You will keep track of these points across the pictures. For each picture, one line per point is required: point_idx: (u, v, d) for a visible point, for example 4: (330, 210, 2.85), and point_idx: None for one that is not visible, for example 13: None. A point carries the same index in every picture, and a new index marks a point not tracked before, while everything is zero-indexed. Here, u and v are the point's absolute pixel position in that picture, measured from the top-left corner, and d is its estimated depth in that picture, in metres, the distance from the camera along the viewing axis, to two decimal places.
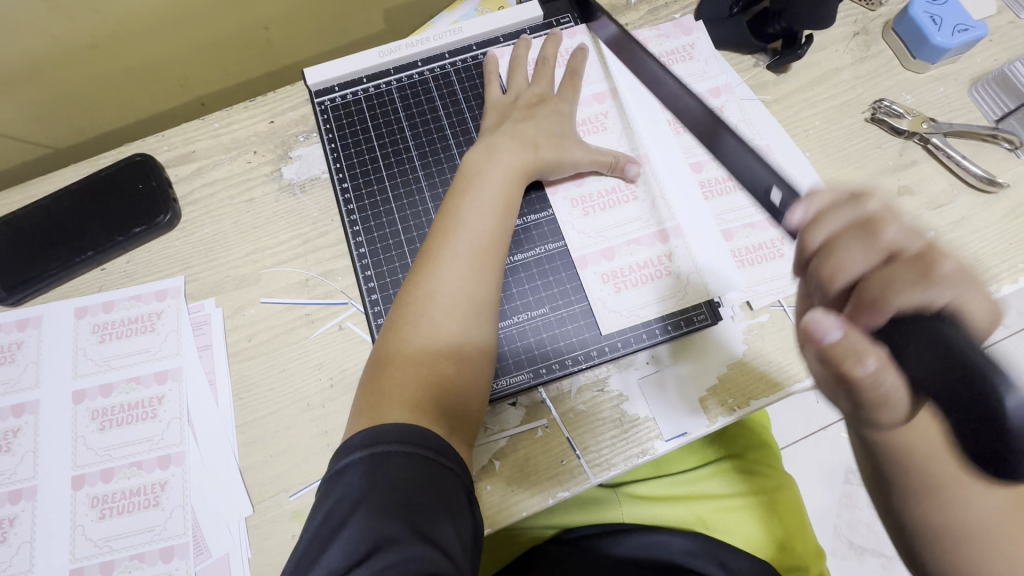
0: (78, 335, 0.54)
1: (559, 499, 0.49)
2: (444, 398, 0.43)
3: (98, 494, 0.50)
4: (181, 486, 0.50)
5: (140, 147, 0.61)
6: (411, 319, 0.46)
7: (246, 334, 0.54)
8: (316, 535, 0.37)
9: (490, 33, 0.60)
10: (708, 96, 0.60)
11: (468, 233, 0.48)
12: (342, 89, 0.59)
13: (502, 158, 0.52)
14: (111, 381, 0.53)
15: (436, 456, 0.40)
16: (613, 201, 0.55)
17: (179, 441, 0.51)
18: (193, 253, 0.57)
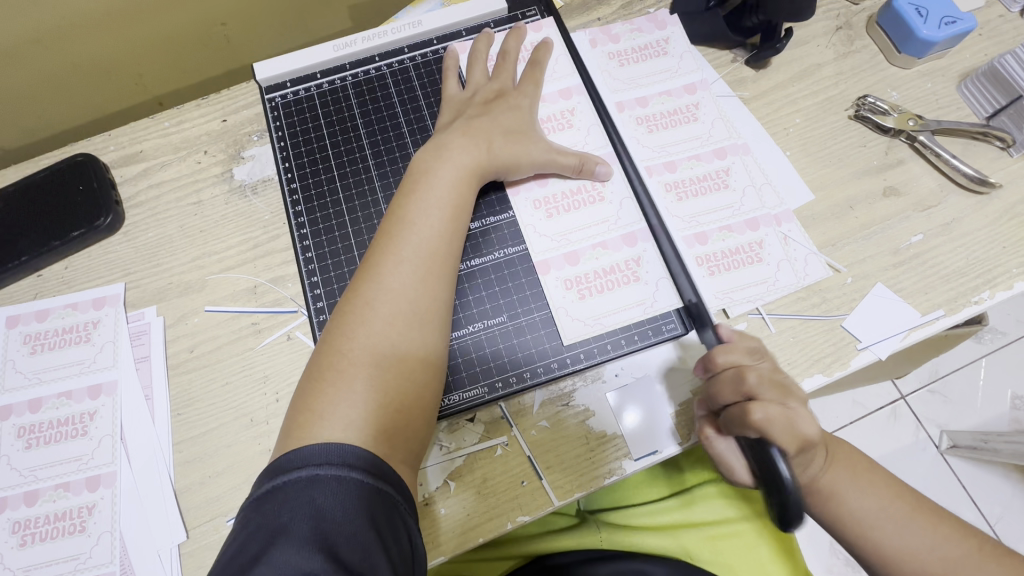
0: (9, 345, 0.51)
1: (519, 524, 0.45)
2: (383, 413, 0.40)
3: (19, 519, 0.46)
4: (109, 510, 0.46)
5: (85, 147, 0.58)
6: (349, 327, 0.42)
7: (188, 345, 0.51)
8: (228, 563, 0.33)
9: (452, 27, 0.57)
10: (684, 91, 0.57)
11: (415, 233, 0.45)
12: (294, 85, 0.56)
13: (457, 155, 0.49)
14: (41, 396, 0.49)
15: (376, 480, 0.37)
16: (579, 202, 0.52)
17: (110, 461, 0.47)
18: (136, 258, 0.54)
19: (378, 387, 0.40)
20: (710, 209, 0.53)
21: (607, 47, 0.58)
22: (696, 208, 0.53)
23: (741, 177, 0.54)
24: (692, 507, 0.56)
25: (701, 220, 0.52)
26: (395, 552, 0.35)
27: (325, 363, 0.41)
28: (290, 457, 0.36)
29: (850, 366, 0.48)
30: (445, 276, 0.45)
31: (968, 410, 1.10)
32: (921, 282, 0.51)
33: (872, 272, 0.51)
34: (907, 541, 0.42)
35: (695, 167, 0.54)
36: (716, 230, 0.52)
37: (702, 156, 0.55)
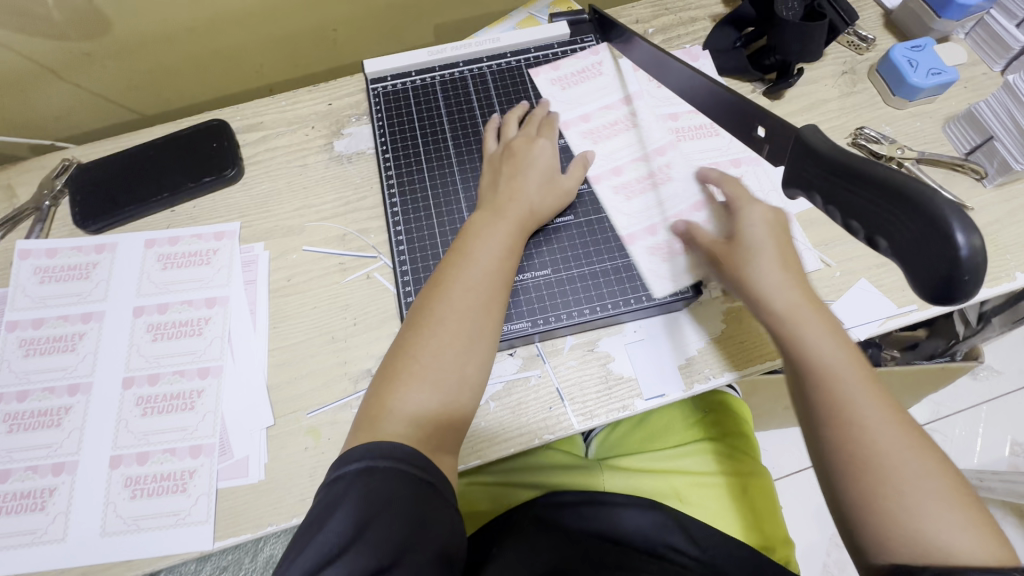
0: (146, 261, 0.63)
1: (544, 441, 0.55)
2: (442, 415, 0.47)
3: (144, 395, 0.57)
4: (215, 395, 0.57)
5: (217, 115, 0.72)
6: (415, 348, 0.48)
7: (287, 275, 0.63)
8: (303, 533, 0.40)
9: (524, 45, 0.69)
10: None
11: (473, 274, 0.51)
12: (392, 80, 0.68)
13: (516, 208, 0.56)
14: (168, 302, 0.61)
15: (416, 471, 0.42)
16: (653, 184, 0.62)
17: (219, 356, 0.59)
18: (251, 205, 0.67)
19: (439, 393, 0.47)
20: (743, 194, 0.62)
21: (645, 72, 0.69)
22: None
23: (757, 183, 0.63)
24: (682, 459, 0.68)
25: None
26: (435, 531, 0.41)
27: (390, 378, 0.47)
28: (362, 447, 0.43)
29: None
30: (500, 306, 0.52)
31: (966, 449, 1.15)
32: (899, 281, 0.60)
33: (857, 269, 0.60)
34: (884, 427, 0.44)
35: (717, 173, 0.63)
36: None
37: (724, 164, 0.64)
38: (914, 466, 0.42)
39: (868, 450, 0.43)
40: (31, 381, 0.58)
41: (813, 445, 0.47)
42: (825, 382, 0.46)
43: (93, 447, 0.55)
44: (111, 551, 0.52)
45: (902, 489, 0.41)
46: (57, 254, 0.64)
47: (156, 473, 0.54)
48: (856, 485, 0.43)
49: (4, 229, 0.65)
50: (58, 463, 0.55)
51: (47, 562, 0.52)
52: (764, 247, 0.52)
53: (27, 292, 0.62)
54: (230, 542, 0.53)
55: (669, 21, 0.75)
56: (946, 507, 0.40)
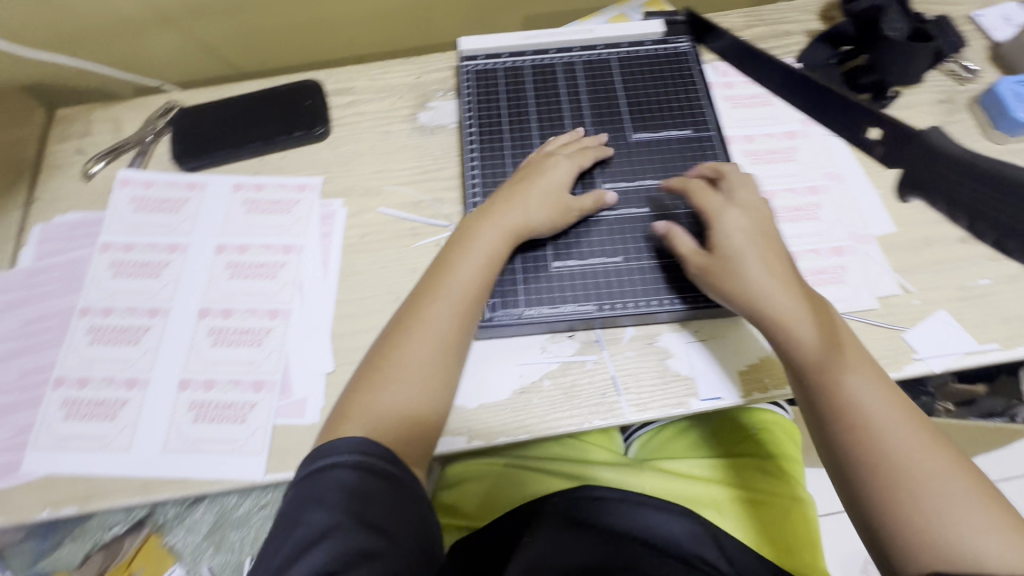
0: (232, 203, 0.67)
1: (593, 426, 0.55)
2: (414, 412, 0.49)
3: (216, 327, 0.60)
4: (281, 336, 0.59)
5: (312, 76, 0.75)
6: (395, 351, 0.51)
7: (360, 233, 0.65)
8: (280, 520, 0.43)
9: (616, 39, 0.69)
10: (785, 136, 0.66)
11: (459, 284, 0.53)
12: (485, 59, 0.68)
13: (511, 223, 0.56)
14: (247, 245, 0.64)
15: (383, 462, 0.45)
16: (800, 216, 0.62)
17: (289, 300, 0.61)
18: (333, 163, 0.69)
19: (405, 400, 0.49)
20: (805, 234, 0.62)
21: (723, 91, 0.69)
22: (791, 231, 0.62)
23: (833, 211, 0.63)
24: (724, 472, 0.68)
25: (794, 241, 0.61)
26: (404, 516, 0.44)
27: (366, 377, 0.50)
28: (330, 444, 0.45)
29: (903, 370, 0.55)
30: (472, 318, 0.53)
31: None
32: (980, 319, 0.57)
33: (937, 299, 0.58)
34: (898, 432, 0.44)
35: (791, 198, 0.63)
36: (808, 251, 0.61)
37: (798, 190, 0.64)
38: (932, 467, 0.42)
39: (891, 466, 0.43)
40: (116, 299, 0.62)
41: (838, 469, 0.46)
42: (843, 404, 0.46)
43: (165, 368, 0.58)
44: (170, 467, 0.54)
45: (917, 487, 0.42)
46: (152, 186, 0.68)
47: (220, 401, 0.57)
48: (882, 504, 0.42)
49: (108, 158, 0.70)
50: (132, 378, 0.58)
51: (111, 469, 0.55)
52: (744, 254, 0.52)
53: (122, 218, 0.66)
54: (278, 476, 0.54)
55: (762, 32, 0.75)
56: (978, 518, 0.40)
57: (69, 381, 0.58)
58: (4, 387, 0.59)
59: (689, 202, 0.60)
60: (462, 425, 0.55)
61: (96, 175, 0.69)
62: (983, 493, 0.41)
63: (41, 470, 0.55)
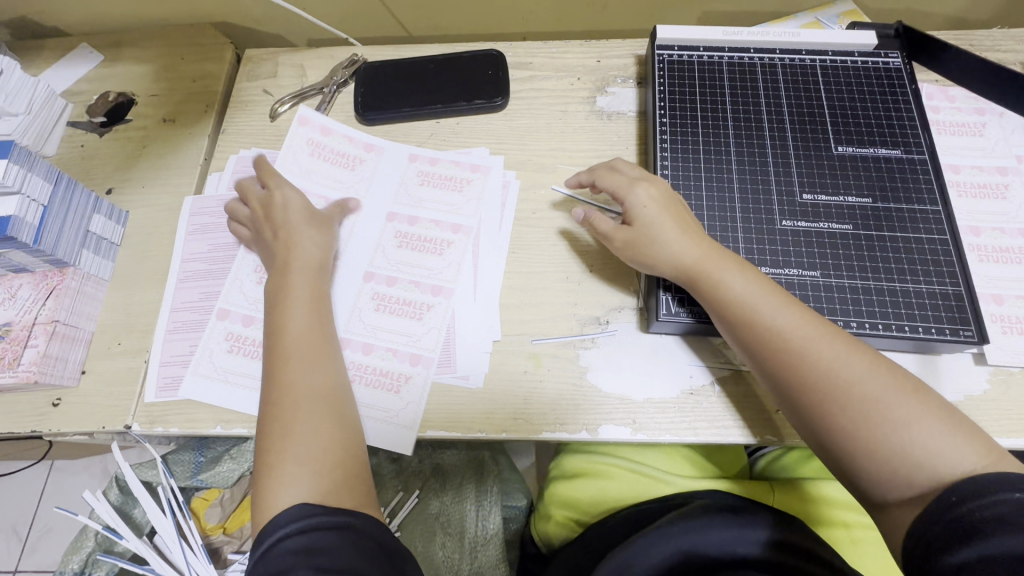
0: (408, 173, 0.67)
1: (765, 441, 0.53)
2: (326, 443, 0.47)
3: (381, 293, 0.61)
4: (442, 317, 0.59)
5: (492, 46, 0.75)
6: (281, 407, 0.48)
7: (532, 208, 0.65)
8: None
9: (821, 46, 0.65)
10: (997, 171, 0.62)
11: (291, 329, 0.52)
12: (679, 50, 0.66)
13: (298, 256, 0.56)
14: (415, 216, 0.65)
15: (320, 515, 0.42)
16: (1009, 258, 0.58)
17: (453, 280, 0.61)
18: (508, 136, 0.69)
19: (316, 450, 0.46)
20: (1014, 278, 0.57)
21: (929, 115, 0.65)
22: (999, 273, 0.57)
23: None
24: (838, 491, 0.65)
25: (1001, 284, 0.57)
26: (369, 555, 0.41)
27: (270, 448, 0.46)
28: (272, 523, 0.42)
29: None
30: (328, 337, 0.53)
31: None
32: None
33: None
34: (838, 368, 0.44)
35: (999, 238, 0.59)
36: (1016, 295, 0.56)
37: (1008, 230, 0.59)
38: (879, 386, 0.43)
39: (830, 398, 0.44)
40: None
41: (802, 427, 0.46)
42: (785, 360, 0.46)
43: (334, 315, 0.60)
44: None
45: (878, 419, 0.42)
46: (324, 145, 0.69)
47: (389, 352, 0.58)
48: (837, 440, 0.43)
49: (293, 101, 0.73)
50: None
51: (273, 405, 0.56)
52: (659, 221, 0.53)
53: (303, 169, 0.68)
54: (441, 433, 0.55)
55: None
56: (914, 418, 0.42)
57: (232, 315, 0.60)
58: (187, 304, 0.62)
59: (890, 225, 0.56)
60: (627, 416, 0.54)
61: (281, 116, 0.72)
62: (903, 386, 0.43)
63: (216, 388, 0.57)
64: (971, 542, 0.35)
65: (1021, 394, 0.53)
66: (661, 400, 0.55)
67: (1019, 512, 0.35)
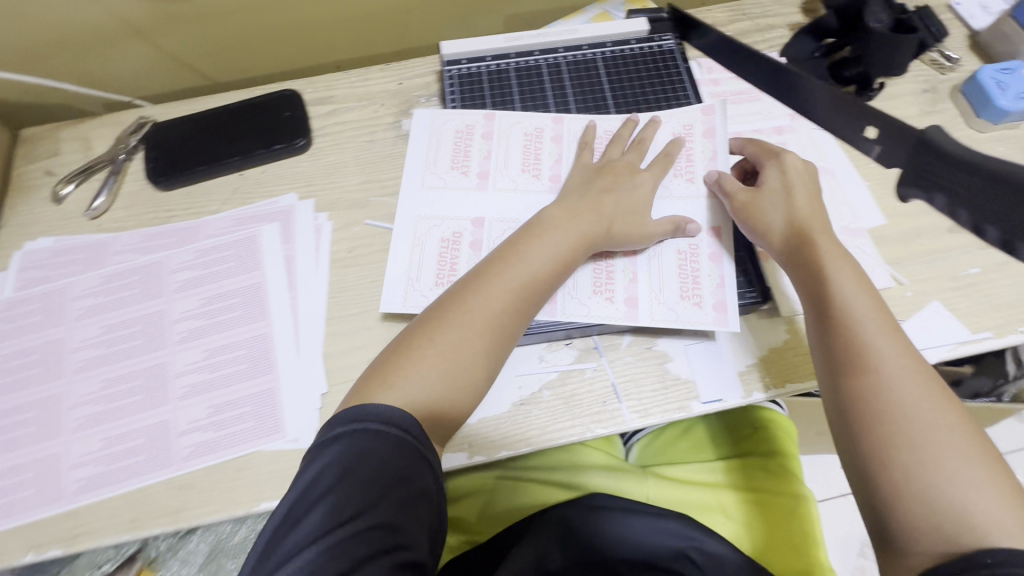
0: (681, 238, 0.60)
1: (597, 434, 0.54)
2: (447, 398, 0.49)
3: (461, 235, 0.62)
4: (608, 313, 0.57)
5: (289, 86, 0.72)
6: (423, 341, 0.50)
7: (348, 247, 0.63)
8: (296, 500, 0.42)
9: (601, 39, 0.70)
10: (774, 132, 0.66)
11: (470, 307, 0.52)
12: (468, 63, 0.70)
13: (590, 219, 0.58)
14: (699, 278, 0.58)
15: (412, 440, 0.45)
16: None
17: (624, 317, 0.57)
18: (317, 175, 0.67)
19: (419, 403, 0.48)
20: None
21: (709, 88, 0.69)
22: None
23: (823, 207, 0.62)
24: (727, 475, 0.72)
25: None
26: (421, 506, 0.44)
27: (389, 364, 0.50)
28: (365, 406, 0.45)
29: None
30: (516, 316, 0.53)
31: None
32: (974, 306, 0.57)
33: (930, 290, 0.58)
34: (924, 403, 0.45)
35: None
36: None
37: None
38: (944, 436, 0.43)
39: (890, 413, 0.45)
40: (506, 138, 0.66)
41: (836, 408, 0.48)
42: (869, 361, 0.47)
43: (160, 404, 0.56)
44: (160, 500, 0.52)
45: (933, 461, 0.42)
46: (692, 146, 0.64)
47: (216, 428, 0.55)
48: (875, 432, 0.45)
49: (79, 178, 0.67)
50: (485, 172, 0.65)
51: (386, 281, 0.60)
52: (792, 205, 0.57)
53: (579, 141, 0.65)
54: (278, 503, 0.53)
55: (745, 26, 0.74)
56: (976, 484, 0.41)
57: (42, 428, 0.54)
58: None
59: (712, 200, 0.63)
60: (462, 441, 0.54)
61: (67, 198, 0.66)
62: (983, 455, 0.43)
63: (24, 512, 0.52)
64: None
65: None
66: (495, 417, 0.55)
67: None
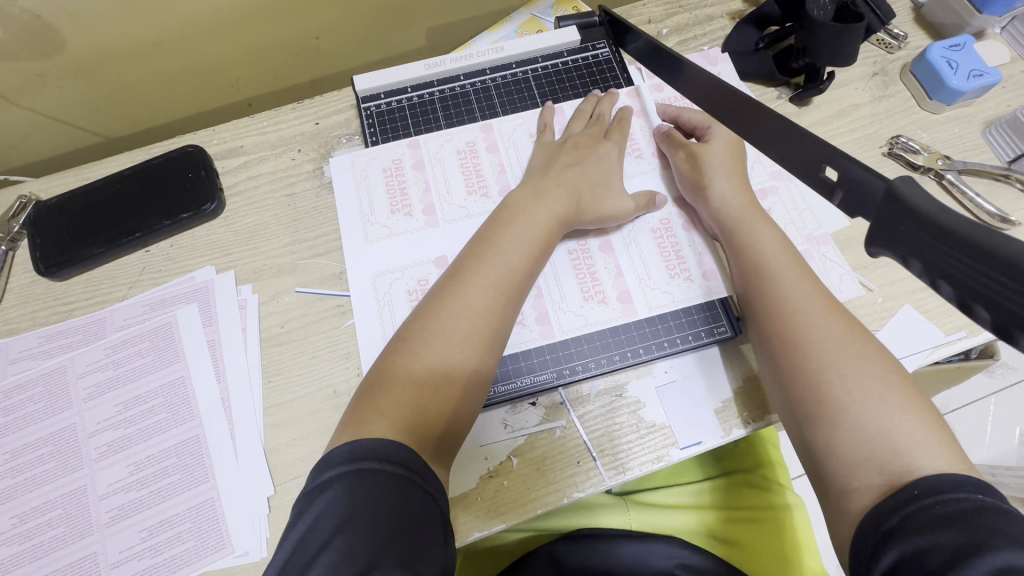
0: (654, 219, 0.59)
1: (574, 499, 0.50)
2: (441, 411, 0.44)
3: (428, 280, 0.57)
4: (605, 316, 0.55)
5: (191, 140, 0.64)
6: (403, 360, 0.46)
7: (280, 321, 0.57)
8: (287, 563, 0.35)
9: (530, 54, 0.66)
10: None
11: (453, 314, 0.47)
12: (386, 97, 0.64)
13: (561, 203, 0.54)
14: (681, 252, 0.57)
15: (409, 473, 0.39)
16: None
17: (620, 313, 0.55)
18: (234, 242, 0.60)
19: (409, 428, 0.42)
20: None
21: (652, 95, 0.64)
22: None
23: (784, 215, 0.59)
24: (714, 495, 0.70)
25: None
26: (432, 550, 0.37)
27: (367, 393, 0.45)
28: (347, 451, 0.39)
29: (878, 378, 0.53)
30: (504, 310, 0.49)
31: (977, 440, 1.09)
32: (945, 305, 0.55)
33: (900, 294, 0.56)
34: (840, 340, 0.44)
35: None
36: None
37: None
38: (865, 370, 0.42)
39: (812, 354, 0.44)
40: (440, 164, 0.61)
41: (767, 358, 0.47)
42: (788, 305, 0.47)
43: (84, 535, 0.49)
44: None
45: (852, 394, 0.41)
46: (634, 132, 0.62)
47: (154, 553, 0.49)
48: (801, 377, 0.44)
49: None
50: (430, 206, 0.59)
51: (359, 354, 0.55)
52: (712, 162, 0.56)
53: (517, 145, 0.62)
54: None
55: (684, 19, 0.69)
56: (897, 411, 0.40)
57: None
58: None
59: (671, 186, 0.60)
60: None
61: None
62: (900, 382, 0.41)
63: None
64: (909, 537, 0.33)
65: None
66: (462, 495, 0.50)
67: (974, 512, 0.32)
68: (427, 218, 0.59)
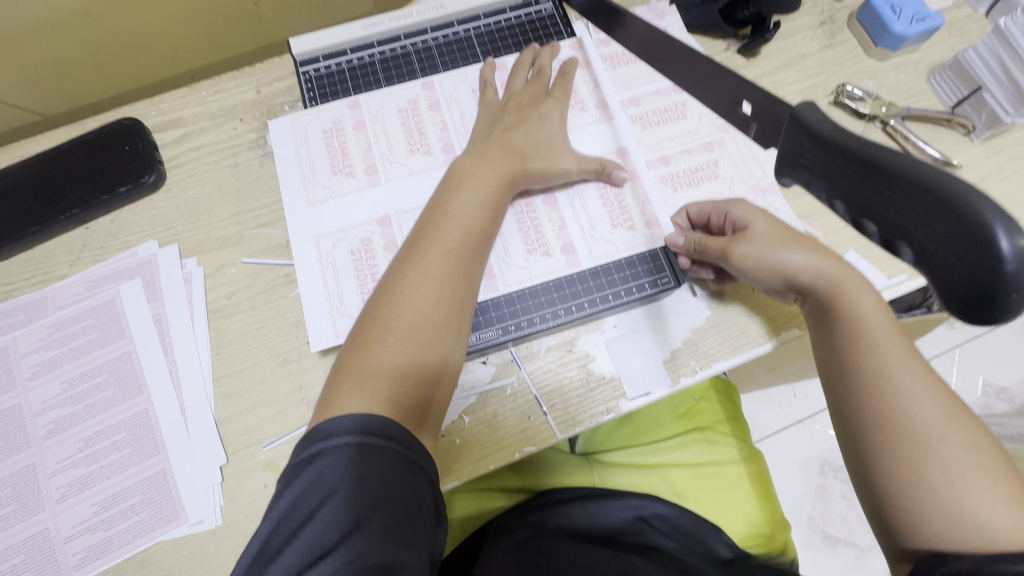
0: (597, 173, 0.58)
1: (526, 454, 0.51)
2: (419, 376, 0.44)
3: (370, 240, 0.56)
4: (549, 268, 0.55)
5: (128, 112, 0.62)
6: (376, 336, 0.45)
7: (226, 292, 0.56)
8: (273, 530, 0.36)
9: (472, 12, 0.65)
10: (671, 92, 0.62)
11: (417, 286, 0.46)
12: (325, 60, 0.63)
13: (518, 164, 0.54)
14: (625, 203, 0.57)
15: (396, 447, 0.39)
16: (698, 178, 0.58)
17: (563, 265, 0.55)
18: (177, 215, 0.59)
19: (387, 396, 0.42)
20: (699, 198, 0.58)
21: (597, 51, 0.63)
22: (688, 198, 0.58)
23: (730, 167, 0.59)
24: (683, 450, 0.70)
25: None
26: (419, 518, 0.37)
27: (341, 377, 0.43)
28: (327, 424, 0.39)
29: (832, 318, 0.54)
30: (470, 279, 0.49)
31: None
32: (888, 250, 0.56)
33: (845, 240, 0.56)
34: (938, 417, 0.39)
35: (687, 160, 0.59)
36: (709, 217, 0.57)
37: (693, 150, 0.60)
38: (968, 456, 0.37)
39: (906, 430, 0.39)
40: (381, 123, 0.60)
41: (847, 426, 0.42)
42: (880, 377, 0.41)
43: (36, 513, 0.49)
44: None
45: (951, 478, 0.37)
46: (577, 83, 0.62)
47: (107, 526, 0.49)
48: (887, 452, 0.39)
49: None
50: (372, 166, 0.58)
51: (306, 323, 0.54)
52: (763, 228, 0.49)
53: (459, 102, 0.61)
54: None
55: None
56: (998, 499, 0.36)
57: None
58: None
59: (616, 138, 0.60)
60: None
61: None
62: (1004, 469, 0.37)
63: None
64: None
65: (736, 309, 0.54)
66: None
67: None
68: (370, 178, 0.58)
